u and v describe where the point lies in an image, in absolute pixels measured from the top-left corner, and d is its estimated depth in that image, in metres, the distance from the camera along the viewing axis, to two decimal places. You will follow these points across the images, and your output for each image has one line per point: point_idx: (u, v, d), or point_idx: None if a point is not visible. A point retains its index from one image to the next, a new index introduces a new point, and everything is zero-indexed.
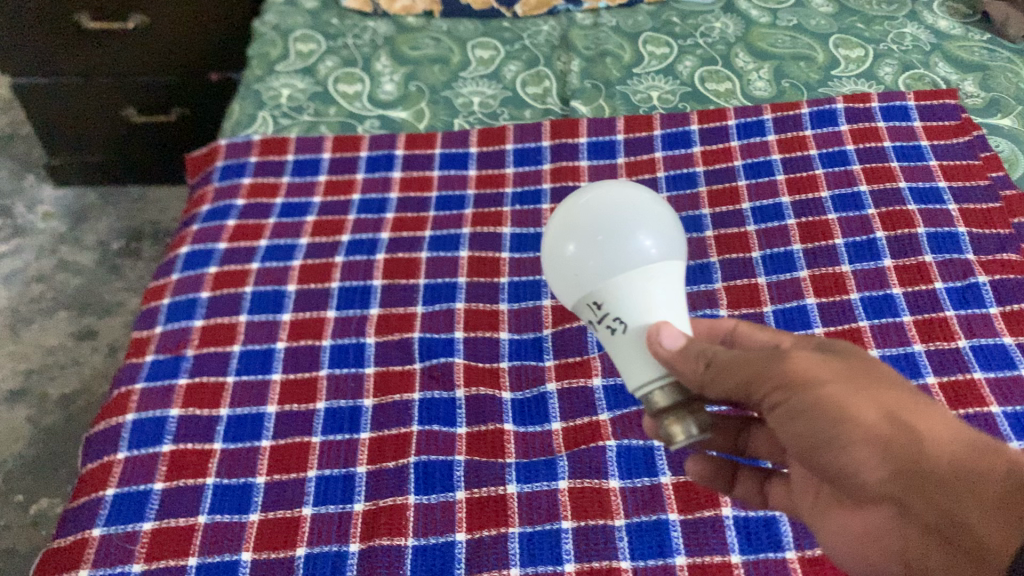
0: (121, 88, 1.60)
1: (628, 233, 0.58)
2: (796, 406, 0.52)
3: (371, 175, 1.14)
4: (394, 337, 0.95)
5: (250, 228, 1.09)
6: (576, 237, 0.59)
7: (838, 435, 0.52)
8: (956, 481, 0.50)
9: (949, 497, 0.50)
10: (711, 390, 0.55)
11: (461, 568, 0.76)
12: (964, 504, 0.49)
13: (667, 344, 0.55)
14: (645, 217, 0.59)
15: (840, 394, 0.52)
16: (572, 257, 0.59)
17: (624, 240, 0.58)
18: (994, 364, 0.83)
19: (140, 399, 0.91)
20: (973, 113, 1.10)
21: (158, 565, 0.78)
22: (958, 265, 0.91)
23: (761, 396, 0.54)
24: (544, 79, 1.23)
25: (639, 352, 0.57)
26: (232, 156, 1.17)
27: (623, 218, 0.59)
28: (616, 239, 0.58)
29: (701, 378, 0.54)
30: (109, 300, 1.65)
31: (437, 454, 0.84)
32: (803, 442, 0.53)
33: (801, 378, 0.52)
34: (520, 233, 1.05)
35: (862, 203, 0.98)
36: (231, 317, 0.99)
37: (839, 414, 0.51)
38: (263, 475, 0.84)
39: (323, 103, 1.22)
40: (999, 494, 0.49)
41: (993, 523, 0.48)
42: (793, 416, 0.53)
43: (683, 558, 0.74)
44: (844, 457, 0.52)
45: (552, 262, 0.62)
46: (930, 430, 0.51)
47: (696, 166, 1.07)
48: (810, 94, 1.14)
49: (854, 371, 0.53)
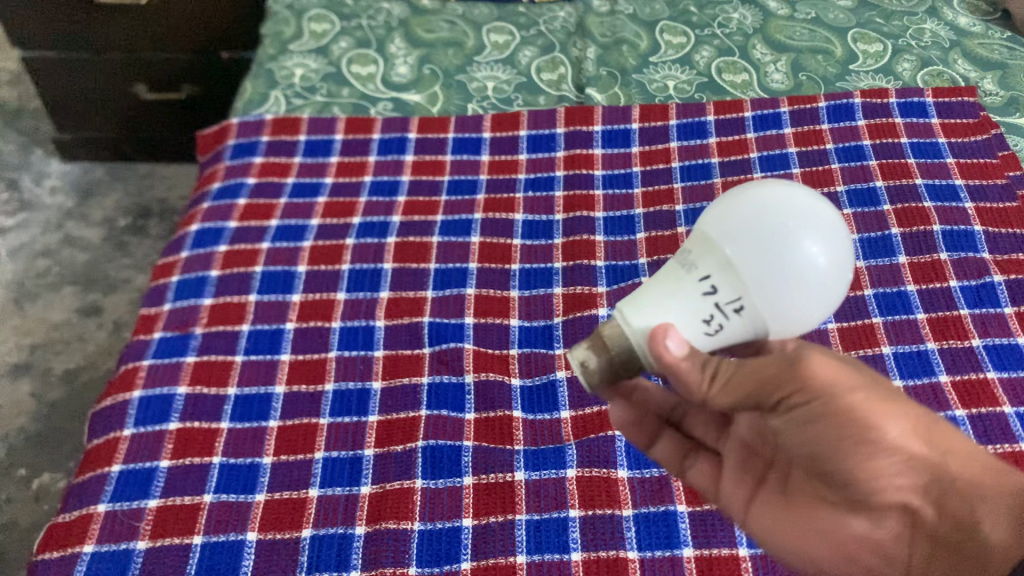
0: (131, 63, 1.59)
1: (795, 242, 0.49)
2: (820, 409, 0.54)
3: (383, 158, 1.13)
4: (404, 321, 0.94)
5: (261, 207, 1.08)
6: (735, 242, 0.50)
7: (866, 435, 0.53)
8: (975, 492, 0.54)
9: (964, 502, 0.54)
10: (715, 399, 0.54)
11: (467, 554, 0.76)
12: (979, 513, 0.53)
13: (672, 347, 0.50)
14: (813, 221, 0.51)
15: (866, 401, 0.54)
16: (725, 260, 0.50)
17: (791, 251, 0.49)
18: (1007, 365, 0.82)
19: (148, 375, 0.90)
20: (992, 111, 1.09)
21: (162, 542, 0.78)
22: (973, 263, 0.90)
23: (786, 388, 0.54)
24: (559, 65, 1.22)
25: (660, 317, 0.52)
26: (244, 135, 1.16)
27: (786, 226, 0.50)
28: (782, 249, 0.49)
29: (705, 387, 0.53)
30: (115, 277, 1.64)
31: (444, 439, 0.83)
32: (820, 442, 0.54)
33: (828, 382, 0.53)
34: (532, 220, 1.04)
35: (878, 199, 0.97)
36: (241, 296, 0.98)
37: (869, 422, 0.53)
38: (270, 455, 0.84)
39: (336, 84, 1.21)
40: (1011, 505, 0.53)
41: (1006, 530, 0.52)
42: (817, 419, 0.54)
43: (690, 551, 0.74)
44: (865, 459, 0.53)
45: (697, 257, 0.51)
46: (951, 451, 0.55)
47: (712, 157, 1.06)
48: (827, 88, 1.13)
49: (871, 382, 0.55)
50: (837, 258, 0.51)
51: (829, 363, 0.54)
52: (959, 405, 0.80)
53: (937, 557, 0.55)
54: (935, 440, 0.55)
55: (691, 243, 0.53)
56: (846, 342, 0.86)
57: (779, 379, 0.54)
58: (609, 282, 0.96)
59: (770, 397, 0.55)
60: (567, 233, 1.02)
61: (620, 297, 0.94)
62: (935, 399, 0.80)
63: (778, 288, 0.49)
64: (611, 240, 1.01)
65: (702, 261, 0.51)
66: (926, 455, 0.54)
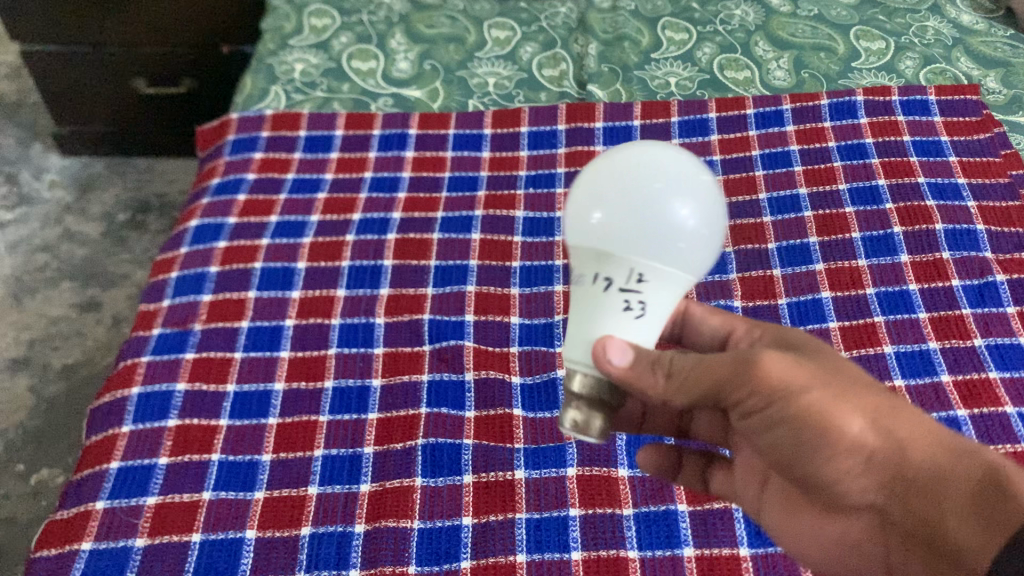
0: (130, 58, 1.58)
1: (663, 202, 0.48)
2: (779, 415, 0.52)
3: (384, 154, 1.12)
4: (404, 318, 0.94)
5: (261, 203, 1.08)
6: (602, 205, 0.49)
7: (824, 439, 0.52)
8: (938, 484, 0.52)
9: (930, 502, 0.52)
10: (674, 398, 0.52)
11: (467, 553, 0.75)
12: (942, 512, 0.51)
13: (616, 361, 0.48)
14: (676, 179, 0.49)
15: (825, 402, 0.52)
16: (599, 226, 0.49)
17: (659, 210, 0.48)
18: (1009, 364, 0.82)
19: (147, 371, 0.90)
20: (994, 110, 1.09)
21: (161, 540, 0.78)
22: (976, 262, 0.90)
23: (741, 392, 0.51)
24: (560, 61, 1.22)
25: (584, 327, 0.50)
26: (244, 130, 1.16)
27: (651, 186, 0.49)
28: (649, 210, 0.48)
29: (664, 388, 0.51)
30: (114, 272, 1.64)
31: (444, 437, 0.83)
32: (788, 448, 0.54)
33: (782, 388, 0.51)
34: (533, 217, 1.04)
35: (880, 198, 0.97)
36: (240, 292, 0.98)
37: (827, 425, 0.52)
38: (269, 453, 0.84)
39: (336, 79, 1.21)
40: (971, 497, 0.50)
41: (970, 526, 0.49)
42: (775, 423, 0.53)
43: (690, 550, 0.73)
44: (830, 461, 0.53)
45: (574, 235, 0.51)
46: (915, 438, 0.53)
47: (714, 155, 1.06)
48: (830, 86, 1.13)
49: (830, 376, 0.53)
50: (709, 217, 0.50)
51: (782, 359, 0.52)
52: (961, 405, 0.79)
53: (912, 550, 0.54)
54: (896, 430, 0.53)
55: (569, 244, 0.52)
56: (848, 342, 0.85)
57: (735, 381, 0.51)
58: None
59: (728, 399, 0.52)
60: None
61: None
62: (936, 399, 0.80)
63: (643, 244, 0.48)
64: None
65: (583, 267, 0.51)
66: (884, 449, 0.53)
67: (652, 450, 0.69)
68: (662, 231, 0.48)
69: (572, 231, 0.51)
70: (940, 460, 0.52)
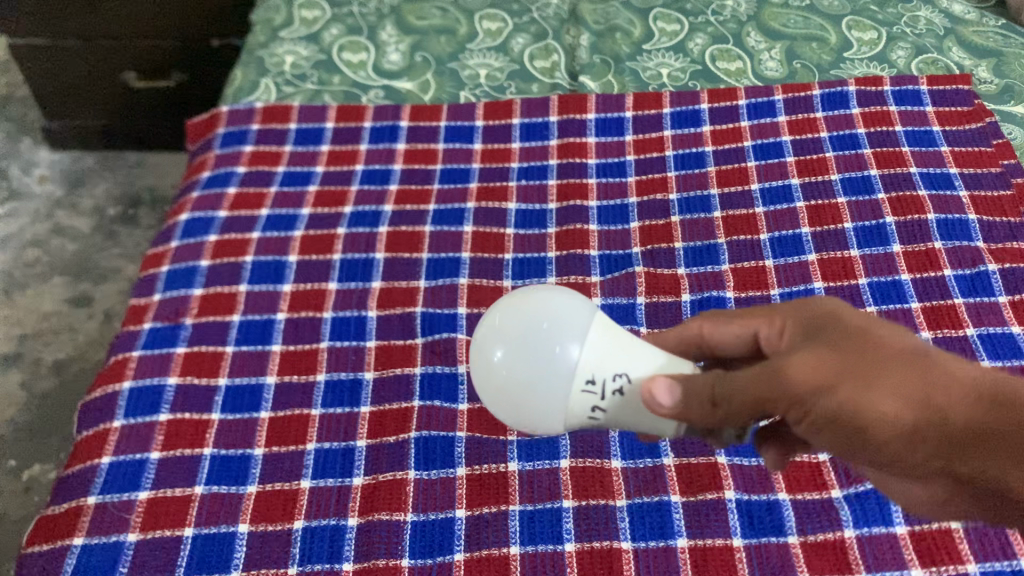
0: (120, 51, 1.57)
1: (546, 343, 0.54)
2: (813, 417, 0.48)
3: (375, 146, 1.12)
4: (396, 311, 0.93)
5: (252, 196, 1.07)
6: (499, 350, 0.55)
7: (864, 432, 0.48)
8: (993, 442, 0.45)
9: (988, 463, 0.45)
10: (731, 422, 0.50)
11: (461, 545, 0.75)
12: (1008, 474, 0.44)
13: (664, 401, 0.51)
14: (543, 314, 0.55)
15: (855, 394, 0.47)
16: (504, 368, 0.55)
17: (547, 350, 0.54)
18: (1001, 353, 0.82)
19: (138, 366, 0.90)
20: (986, 99, 1.09)
21: (153, 535, 0.77)
22: (968, 252, 0.90)
23: (773, 404, 0.48)
24: (552, 53, 1.21)
25: (641, 415, 0.56)
26: (234, 123, 1.15)
27: (533, 334, 0.54)
28: (539, 352, 0.54)
29: (712, 417, 0.50)
30: (105, 267, 1.63)
31: (438, 430, 0.83)
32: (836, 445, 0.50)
33: (804, 390, 0.48)
34: (526, 209, 1.03)
35: (873, 188, 0.97)
36: (232, 286, 0.97)
37: (862, 415, 0.47)
38: (262, 447, 0.83)
39: (327, 72, 1.20)
40: None
41: None
42: (821, 428, 0.49)
43: (684, 541, 0.73)
44: (879, 451, 0.48)
45: (496, 393, 0.57)
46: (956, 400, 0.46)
47: (706, 145, 1.06)
48: (822, 76, 1.12)
49: (854, 361, 0.48)
50: (581, 312, 0.56)
51: (808, 360, 0.48)
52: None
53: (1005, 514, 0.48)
54: (934, 398, 0.46)
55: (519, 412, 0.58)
56: None
57: (767, 393, 0.48)
58: (603, 271, 0.96)
59: (768, 410, 0.50)
60: (560, 223, 1.01)
61: (614, 287, 0.94)
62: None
63: (536, 403, 0.55)
64: (605, 229, 1.00)
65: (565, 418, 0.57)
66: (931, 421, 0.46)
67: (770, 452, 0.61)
68: (553, 380, 0.54)
69: (487, 383, 0.58)
70: (983, 417, 0.45)
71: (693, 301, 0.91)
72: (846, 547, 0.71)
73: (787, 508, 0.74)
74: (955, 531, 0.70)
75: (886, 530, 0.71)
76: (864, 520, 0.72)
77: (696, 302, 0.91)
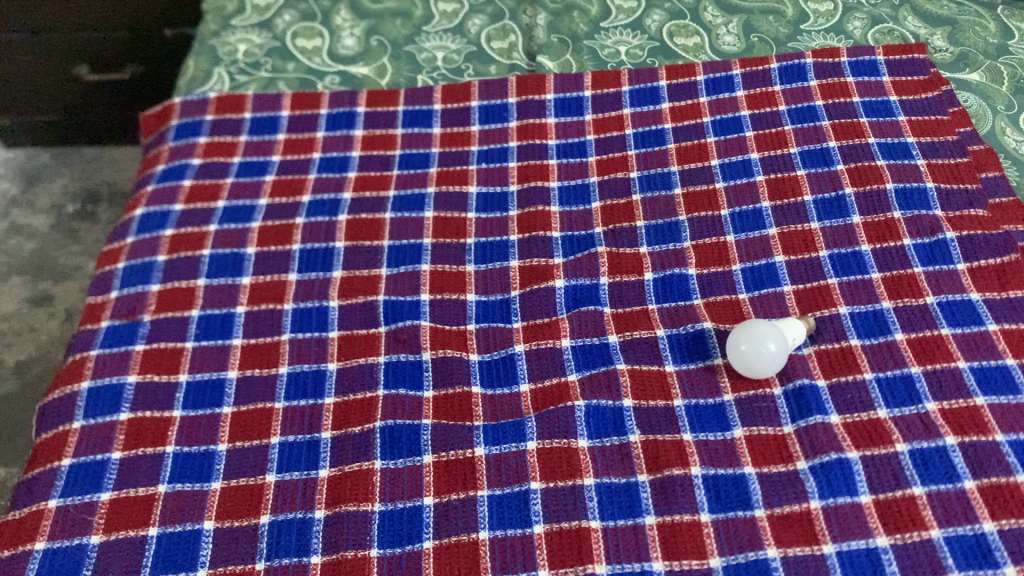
0: (70, 44, 1.53)
1: (763, 363, 0.78)
2: None
3: (332, 133, 1.10)
4: (358, 300, 0.93)
5: (208, 188, 1.06)
6: (777, 342, 0.78)
7: None
8: None
9: None
10: None
11: (429, 533, 0.75)
12: None
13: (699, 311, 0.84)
14: (764, 362, 0.78)
15: None
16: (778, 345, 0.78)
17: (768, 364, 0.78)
18: (961, 320, 0.82)
19: (96, 365, 0.88)
20: (941, 68, 1.09)
21: (116, 536, 0.76)
22: (927, 220, 0.90)
23: None
24: (509, 33, 1.20)
25: (746, 336, 0.79)
26: (188, 114, 1.13)
27: (766, 358, 0.78)
28: (776, 358, 0.78)
29: None
30: (65, 265, 1.60)
31: (403, 419, 0.82)
32: None
33: None
34: (486, 192, 1.03)
35: (831, 159, 0.97)
36: (189, 280, 0.96)
37: None
38: (225, 442, 0.82)
39: (280, 59, 1.18)
40: None
41: None
42: None
43: (652, 518, 0.73)
44: None
45: (773, 329, 0.79)
46: None
47: (665, 123, 1.05)
48: (779, 49, 1.12)
49: None
50: (760, 364, 0.78)
51: None
52: (951, 432, 0.74)
53: None
54: None
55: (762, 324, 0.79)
56: (803, 305, 0.86)
57: None
58: (565, 253, 0.96)
59: None
60: (521, 205, 1.01)
61: (577, 268, 0.93)
62: (924, 430, 0.75)
63: (772, 331, 0.78)
64: (566, 210, 1.00)
65: (740, 336, 0.79)
66: None
67: (745, 363, 0.79)
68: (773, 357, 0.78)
69: (771, 328, 0.79)
70: None
71: (655, 280, 0.91)
72: (812, 518, 0.71)
73: (754, 481, 0.75)
74: (918, 498, 0.71)
75: (851, 500, 0.72)
76: (829, 490, 0.72)
77: (658, 281, 0.91)
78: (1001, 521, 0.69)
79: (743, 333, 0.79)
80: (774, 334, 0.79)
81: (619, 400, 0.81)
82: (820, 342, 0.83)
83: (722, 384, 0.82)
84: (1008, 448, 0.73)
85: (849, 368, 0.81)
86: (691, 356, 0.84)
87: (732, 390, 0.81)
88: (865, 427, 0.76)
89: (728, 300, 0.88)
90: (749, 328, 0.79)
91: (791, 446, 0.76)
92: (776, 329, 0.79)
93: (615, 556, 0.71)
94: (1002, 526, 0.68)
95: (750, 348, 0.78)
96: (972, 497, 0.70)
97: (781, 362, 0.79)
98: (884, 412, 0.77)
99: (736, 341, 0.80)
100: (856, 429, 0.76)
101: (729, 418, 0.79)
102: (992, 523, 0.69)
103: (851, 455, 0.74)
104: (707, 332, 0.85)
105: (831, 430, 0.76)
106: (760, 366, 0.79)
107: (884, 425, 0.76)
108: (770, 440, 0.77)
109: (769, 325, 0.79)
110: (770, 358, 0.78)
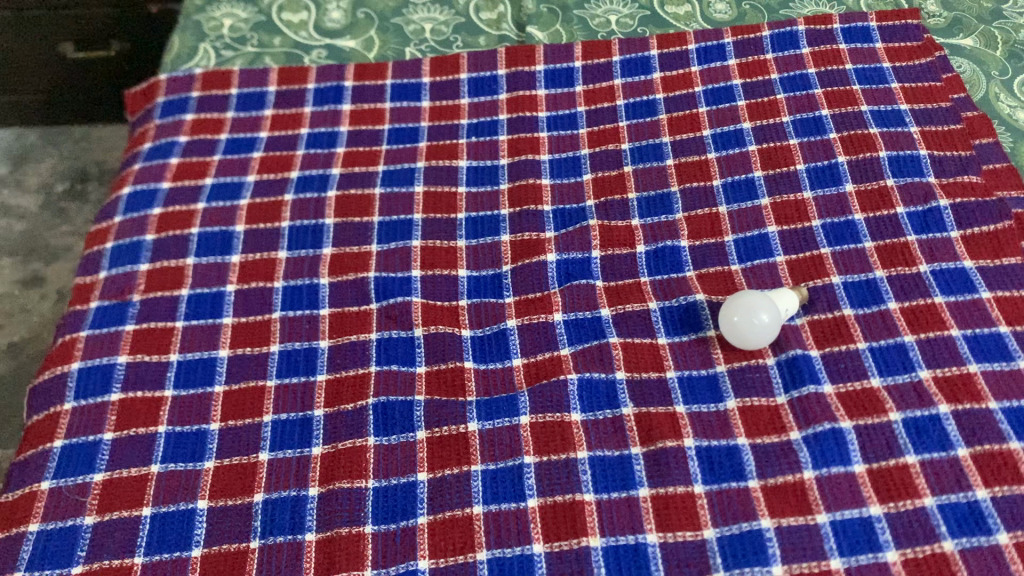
0: (55, 20, 1.50)
1: (758, 334, 0.78)
2: None
3: (320, 108, 1.09)
4: (349, 277, 0.92)
5: (195, 165, 1.04)
6: (770, 313, 0.78)
7: None
8: None
9: None
10: None
11: (424, 508, 0.75)
12: None
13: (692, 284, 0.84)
14: (759, 333, 0.78)
15: None
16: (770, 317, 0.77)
17: (763, 335, 0.78)
18: (955, 288, 0.82)
19: (86, 347, 0.88)
20: (935, 33, 1.08)
21: (110, 516, 0.76)
22: (920, 188, 0.89)
23: None
24: (498, 3, 1.18)
25: (739, 307, 0.78)
26: (173, 91, 1.12)
27: (759, 329, 0.77)
28: (770, 328, 0.78)
29: None
30: (55, 245, 1.59)
31: (396, 395, 0.82)
32: None
33: None
34: (477, 165, 1.02)
35: (824, 127, 0.96)
36: (178, 260, 0.95)
37: None
38: (218, 421, 0.82)
39: (267, 33, 1.16)
40: None
41: None
42: None
43: (646, 490, 0.74)
44: None
45: (762, 299, 0.78)
46: None
47: (656, 93, 1.04)
48: (771, 16, 1.11)
49: None
50: (756, 336, 0.78)
51: None
52: (944, 401, 0.74)
53: None
54: None
55: (753, 296, 0.79)
56: (796, 276, 0.86)
57: None
58: (557, 226, 0.95)
59: None
60: (512, 178, 1.00)
61: (569, 241, 0.93)
62: (917, 399, 0.75)
63: (763, 301, 0.78)
64: (558, 183, 0.99)
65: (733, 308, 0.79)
66: None
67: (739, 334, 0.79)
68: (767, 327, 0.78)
69: (760, 298, 0.79)
70: None
71: (648, 253, 0.91)
72: (806, 488, 0.71)
73: (747, 453, 0.74)
74: (911, 467, 0.71)
75: (844, 470, 0.72)
76: (823, 460, 0.72)
77: (650, 253, 0.91)
78: (994, 487, 0.69)
79: (735, 305, 0.79)
80: (766, 303, 0.78)
81: (611, 373, 0.81)
82: (813, 312, 0.83)
83: (715, 356, 0.82)
84: (1001, 416, 0.73)
85: (842, 338, 0.80)
86: (684, 329, 0.84)
87: (725, 361, 0.81)
88: (858, 397, 0.76)
89: (720, 271, 0.88)
90: (741, 299, 0.79)
91: (785, 416, 0.76)
92: (767, 299, 0.79)
93: (609, 529, 0.71)
94: (995, 493, 0.69)
95: (744, 320, 0.78)
96: (964, 464, 0.70)
97: (775, 332, 0.78)
98: (877, 381, 0.77)
99: (728, 313, 0.79)
100: (850, 398, 0.76)
101: (722, 389, 0.79)
102: (984, 490, 0.69)
103: (844, 425, 0.74)
104: (699, 305, 0.85)
105: (824, 400, 0.76)
106: (753, 337, 0.78)
107: (877, 394, 0.76)
108: (763, 411, 0.77)
109: (757, 297, 0.79)
110: (765, 329, 0.78)
